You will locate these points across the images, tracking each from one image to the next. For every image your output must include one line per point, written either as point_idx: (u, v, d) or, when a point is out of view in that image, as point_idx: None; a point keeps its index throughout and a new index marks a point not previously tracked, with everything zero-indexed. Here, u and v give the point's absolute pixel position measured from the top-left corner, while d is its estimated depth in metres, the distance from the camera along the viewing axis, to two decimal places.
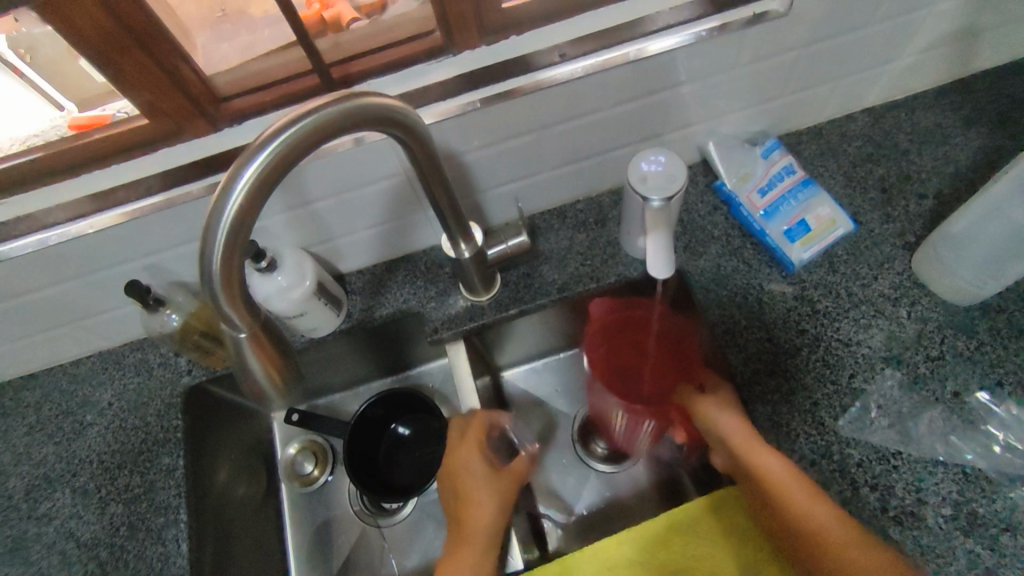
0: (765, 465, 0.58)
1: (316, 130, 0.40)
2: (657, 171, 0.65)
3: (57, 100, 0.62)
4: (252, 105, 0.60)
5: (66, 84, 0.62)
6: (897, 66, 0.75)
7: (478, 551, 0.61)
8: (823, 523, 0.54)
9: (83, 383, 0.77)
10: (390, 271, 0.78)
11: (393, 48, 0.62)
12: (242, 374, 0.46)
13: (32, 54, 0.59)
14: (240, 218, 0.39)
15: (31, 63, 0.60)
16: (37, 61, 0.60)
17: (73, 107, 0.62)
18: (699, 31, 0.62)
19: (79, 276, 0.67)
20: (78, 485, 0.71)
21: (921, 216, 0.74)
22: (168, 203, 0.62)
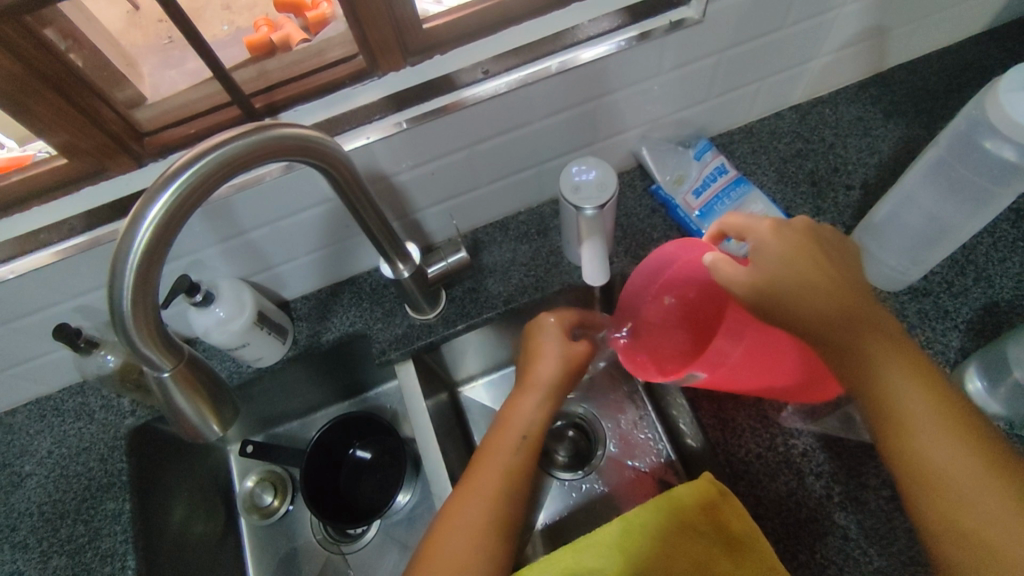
0: (859, 320, 0.48)
1: (222, 165, 0.40)
2: (588, 181, 0.66)
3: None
4: (175, 140, 0.59)
5: None
6: (816, 65, 0.78)
7: (484, 479, 0.61)
8: (893, 367, 0.46)
9: (20, 433, 0.75)
10: (335, 295, 0.78)
11: (316, 73, 0.62)
12: (175, 417, 0.45)
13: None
14: (149, 255, 0.38)
15: None
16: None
17: (11, 142, 0.61)
18: (621, 40, 0.63)
19: (5, 323, 0.65)
20: (18, 540, 0.69)
21: (850, 207, 0.76)
22: (91, 243, 0.60)
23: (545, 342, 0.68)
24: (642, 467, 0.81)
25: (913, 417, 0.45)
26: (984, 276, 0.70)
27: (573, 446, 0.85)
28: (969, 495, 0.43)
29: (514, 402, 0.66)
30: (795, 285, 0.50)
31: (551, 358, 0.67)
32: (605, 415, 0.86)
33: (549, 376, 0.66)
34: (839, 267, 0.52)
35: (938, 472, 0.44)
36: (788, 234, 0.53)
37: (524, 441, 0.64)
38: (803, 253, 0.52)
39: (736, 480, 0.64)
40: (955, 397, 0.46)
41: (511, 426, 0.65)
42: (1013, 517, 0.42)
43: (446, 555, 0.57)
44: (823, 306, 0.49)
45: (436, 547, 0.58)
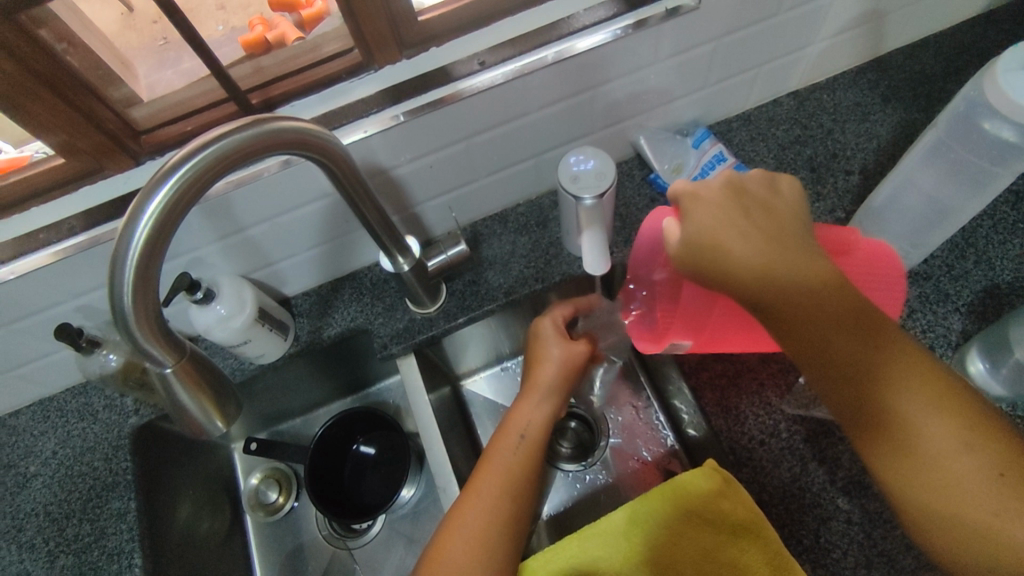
0: (795, 267, 0.48)
1: (219, 158, 0.40)
2: (587, 171, 0.66)
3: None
4: (173, 137, 0.59)
5: None
6: (814, 50, 0.78)
7: (487, 481, 0.61)
8: (824, 320, 0.46)
9: (24, 434, 0.74)
10: (336, 291, 0.78)
11: (312, 68, 0.62)
12: (178, 412, 0.45)
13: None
14: (150, 250, 0.38)
15: None
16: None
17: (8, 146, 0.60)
18: (617, 29, 0.63)
19: (6, 324, 0.65)
20: (24, 540, 0.68)
21: (849, 192, 0.77)
22: (91, 242, 0.60)
23: (549, 347, 0.69)
24: (645, 457, 0.81)
25: (850, 366, 0.45)
26: (984, 259, 0.70)
27: (576, 438, 0.84)
28: (919, 437, 0.43)
29: (520, 405, 0.67)
30: (717, 248, 0.51)
31: (553, 363, 0.68)
32: (607, 405, 0.86)
33: (552, 384, 0.67)
34: (764, 221, 0.51)
35: (888, 412, 0.44)
36: (706, 195, 0.53)
37: (520, 441, 0.64)
38: (726, 214, 0.51)
39: (739, 467, 0.65)
40: (892, 335, 0.46)
41: (511, 430, 0.65)
42: (964, 445, 0.42)
43: (450, 554, 0.57)
44: (748, 265, 0.49)
45: (440, 546, 0.58)
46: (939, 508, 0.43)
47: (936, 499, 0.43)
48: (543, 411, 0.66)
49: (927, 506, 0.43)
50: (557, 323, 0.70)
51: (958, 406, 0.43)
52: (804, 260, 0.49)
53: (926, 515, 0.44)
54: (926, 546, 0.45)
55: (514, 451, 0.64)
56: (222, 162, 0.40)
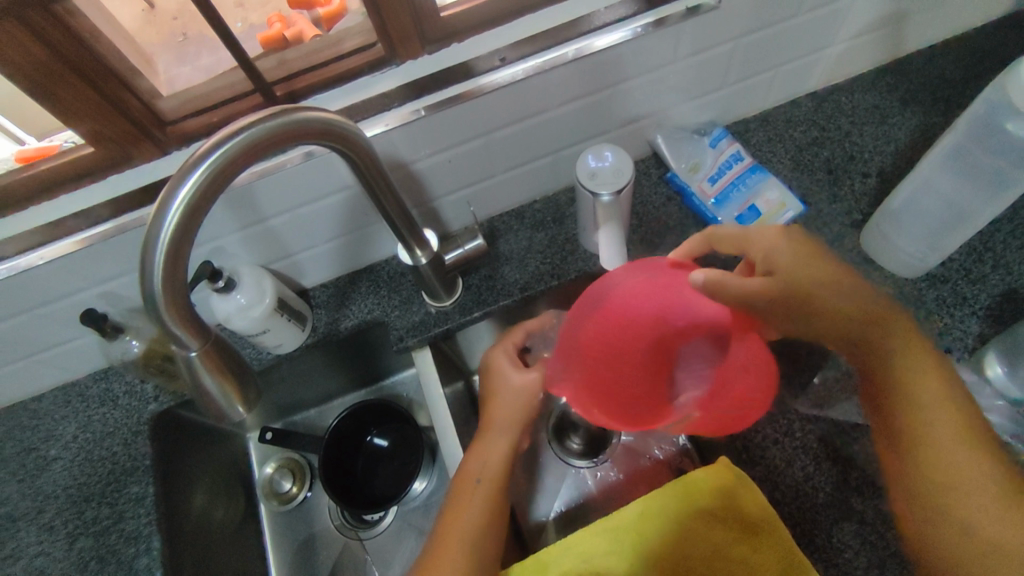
0: (860, 304, 0.56)
1: (248, 146, 0.41)
2: (604, 167, 0.66)
3: (15, 134, 0.63)
4: (199, 128, 0.60)
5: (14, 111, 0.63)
6: (833, 52, 0.78)
7: (463, 521, 0.62)
8: (869, 339, 0.55)
9: (46, 418, 0.76)
10: (353, 283, 0.79)
11: (335, 62, 0.62)
12: (202, 396, 0.46)
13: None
14: (179, 236, 0.39)
15: None
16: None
17: (32, 140, 0.64)
18: (637, 27, 0.64)
19: (33, 308, 0.66)
20: (45, 522, 0.70)
21: (866, 194, 0.76)
22: (118, 230, 0.61)
23: (506, 377, 0.69)
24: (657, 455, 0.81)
25: (891, 378, 0.54)
26: (1001, 263, 0.69)
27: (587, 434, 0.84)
28: (934, 446, 0.51)
29: (479, 443, 0.67)
30: (799, 273, 0.56)
31: (513, 394, 0.68)
32: None
33: (507, 417, 0.68)
34: (830, 264, 0.59)
35: (918, 425, 0.52)
36: (786, 235, 0.59)
37: (479, 484, 0.64)
38: (807, 252, 0.58)
39: (753, 465, 0.65)
40: (935, 366, 0.54)
41: (480, 464, 0.65)
42: (978, 460, 0.50)
43: None
44: (830, 290, 0.56)
45: None
46: (944, 507, 0.50)
47: (935, 501, 0.51)
48: (501, 445, 0.66)
49: (917, 499, 0.52)
50: (507, 350, 0.71)
51: (973, 430, 0.51)
52: (853, 296, 0.57)
53: (926, 511, 0.52)
54: (924, 551, 0.53)
55: (475, 491, 0.64)
56: (251, 151, 0.41)
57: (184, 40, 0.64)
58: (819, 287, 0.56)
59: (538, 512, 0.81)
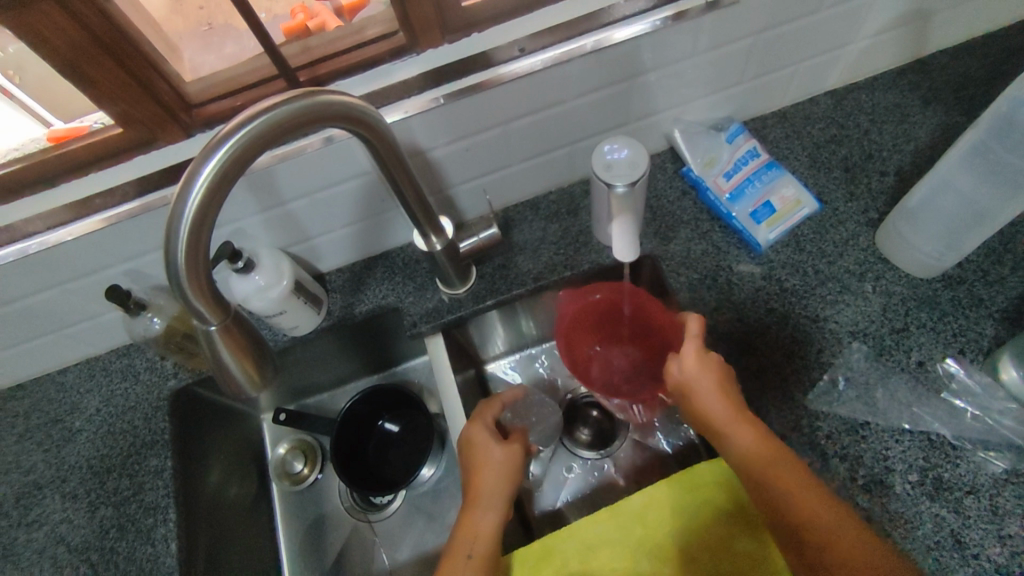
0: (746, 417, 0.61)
1: (272, 126, 0.42)
2: (620, 159, 0.67)
3: (44, 118, 0.65)
4: (224, 111, 0.62)
5: (46, 93, 0.64)
6: (854, 49, 0.77)
7: None
8: (760, 454, 0.58)
9: (70, 391, 0.78)
10: (368, 268, 0.80)
11: (357, 50, 0.64)
12: (219, 370, 0.47)
13: (20, 75, 0.63)
14: (203, 212, 0.40)
15: (18, 84, 0.63)
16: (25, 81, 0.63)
17: (59, 123, 0.65)
18: (656, 20, 0.64)
19: (61, 283, 0.68)
20: (68, 490, 0.72)
21: (883, 193, 0.76)
22: (143, 208, 0.63)
23: (490, 450, 0.65)
24: (664, 449, 0.81)
25: (764, 482, 0.56)
26: (1022, 263, 0.70)
27: (595, 428, 0.85)
28: (840, 548, 0.51)
29: (466, 516, 0.61)
30: (703, 387, 0.63)
31: (499, 465, 0.64)
32: None
33: (495, 488, 0.63)
34: (737, 402, 0.62)
35: (797, 511, 0.54)
36: (707, 359, 0.64)
37: (470, 559, 0.58)
38: (716, 378, 0.63)
39: None
40: (785, 455, 0.57)
41: (470, 537, 0.59)
42: (859, 535, 0.52)
43: None
44: (718, 412, 0.61)
45: None
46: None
47: None
48: (493, 516, 0.61)
49: None
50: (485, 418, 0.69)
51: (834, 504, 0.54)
52: (715, 397, 0.62)
53: None
54: None
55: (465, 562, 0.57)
56: (274, 133, 0.42)
57: (210, 29, 0.66)
58: (715, 402, 0.61)
59: (544, 499, 0.81)
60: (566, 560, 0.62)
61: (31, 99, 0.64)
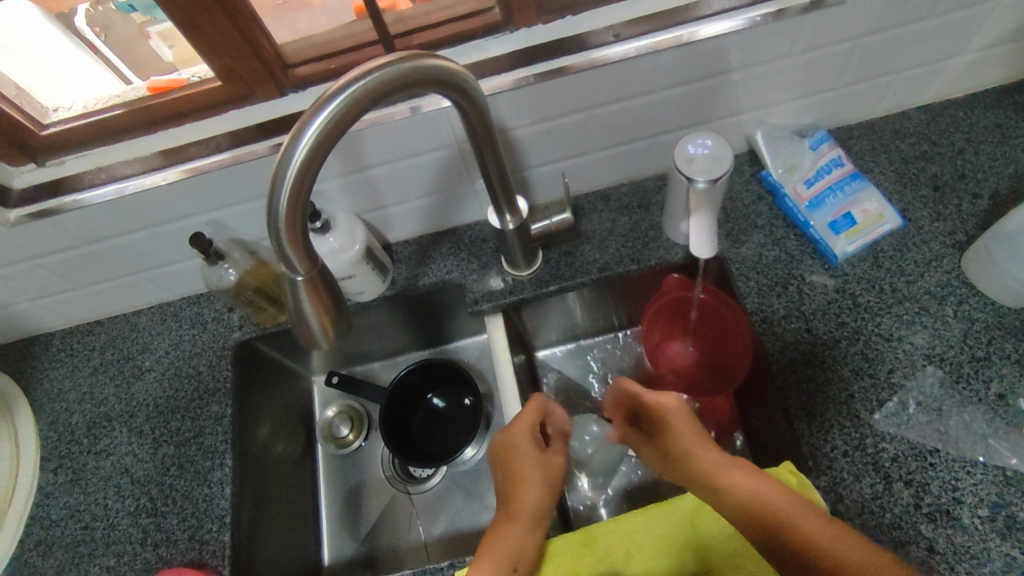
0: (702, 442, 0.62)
1: (383, 84, 0.42)
2: (703, 154, 0.66)
3: (126, 75, 0.69)
4: (318, 73, 0.63)
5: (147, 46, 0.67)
6: (958, 63, 0.74)
7: None
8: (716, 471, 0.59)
9: (143, 332, 0.81)
10: (435, 243, 0.81)
11: (450, 23, 0.64)
12: (297, 321, 0.48)
13: (107, 34, 0.69)
14: (308, 162, 0.41)
15: (104, 40, 0.69)
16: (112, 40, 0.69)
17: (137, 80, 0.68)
18: (754, 16, 0.63)
19: (148, 227, 0.71)
20: (134, 425, 0.75)
21: (974, 215, 0.73)
22: (233, 160, 0.65)
23: (528, 465, 0.65)
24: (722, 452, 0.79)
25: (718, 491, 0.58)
26: None
27: None
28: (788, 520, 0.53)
29: (503, 529, 0.61)
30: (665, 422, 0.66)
31: (538, 482, 0.64)
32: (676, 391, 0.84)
33: (540, 502, 0.63)
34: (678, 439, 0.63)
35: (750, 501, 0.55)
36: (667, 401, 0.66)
37: (514, 572, 0.58)
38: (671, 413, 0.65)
39: (818, 474, 0.62)
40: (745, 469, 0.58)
41: (511, 549, 0.59)
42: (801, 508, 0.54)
43: None
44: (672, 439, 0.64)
45: None
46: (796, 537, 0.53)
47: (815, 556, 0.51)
48: (536, 534, 0.61)
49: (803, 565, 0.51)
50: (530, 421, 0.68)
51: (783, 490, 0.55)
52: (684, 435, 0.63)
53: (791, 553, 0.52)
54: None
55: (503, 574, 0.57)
56: (383, 90, 0.42)
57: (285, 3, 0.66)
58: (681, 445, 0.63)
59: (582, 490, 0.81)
60: (609, 548, 0.61)
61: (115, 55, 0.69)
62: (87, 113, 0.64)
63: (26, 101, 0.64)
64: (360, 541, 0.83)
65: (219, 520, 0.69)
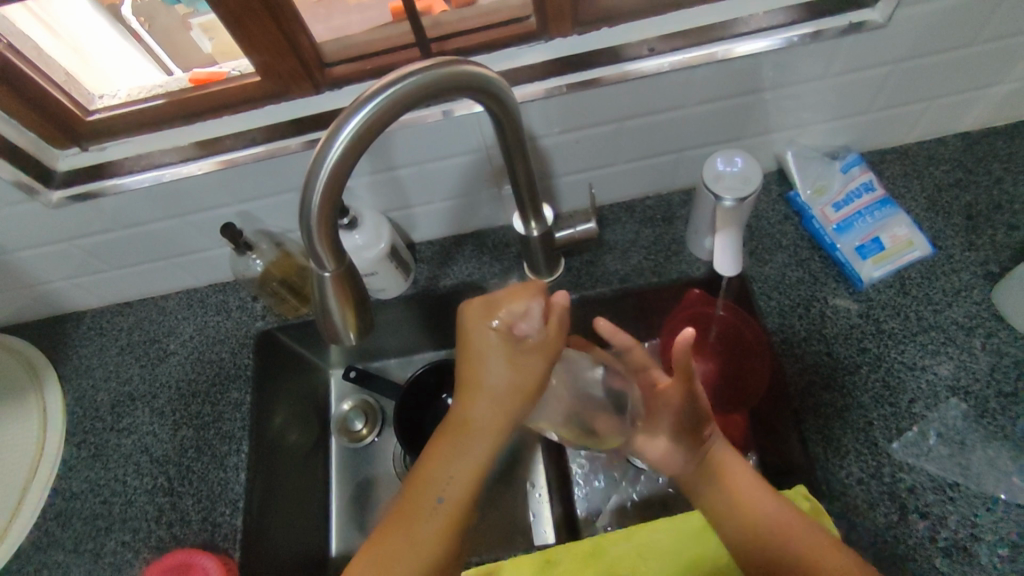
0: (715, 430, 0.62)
1: (419, 87, 0.42)
2: (731, 172, 0.66)
3: (166, 65, 0.71)
4: (355, 73, 0.65)
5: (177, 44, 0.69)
6: (998, 91, 0.73)
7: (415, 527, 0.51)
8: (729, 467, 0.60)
9: (169, 315, 0.83)
10: (458, 245, 0.81)
11: (486, 30, 0.65)
12: (323, 316, 0.49)
13: (151, 23, 0.70)
14: (343, 160, 0.42)
15: (147, 30, 0.70)
16: (154, 29, 0.70)
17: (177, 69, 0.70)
18: (792, 36, 0.62)
19: (181, 215, 0.73)
20: (156, 406, 0.77)
21: (1008, 247, 0.71)
22: (268, 154, 0.66)
23: (483, 368, 0.51)
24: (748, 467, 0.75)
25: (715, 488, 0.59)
26: None
27: None
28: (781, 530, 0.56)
29: (436, 450, 0.52)
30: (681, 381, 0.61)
31: (484, 406, 0.51)
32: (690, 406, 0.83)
33: (476, 447, 0.51)
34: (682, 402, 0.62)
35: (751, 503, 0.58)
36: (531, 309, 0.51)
37: (438, 504, 0.51)
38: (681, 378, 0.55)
39: (832, 500, 0.62)
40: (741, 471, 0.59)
41: (435, 474, 0.52)
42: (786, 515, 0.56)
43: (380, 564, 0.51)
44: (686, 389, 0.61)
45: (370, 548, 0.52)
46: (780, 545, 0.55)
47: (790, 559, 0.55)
48: (463, 464, 0.51)
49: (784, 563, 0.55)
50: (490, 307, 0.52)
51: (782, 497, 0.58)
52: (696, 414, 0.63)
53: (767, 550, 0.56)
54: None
55: (436, 516, 0.51)
56: (419, 94, 0.43)
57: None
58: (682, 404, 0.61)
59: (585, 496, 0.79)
60: (616, 559, 0.61)
61: (156, 44, 0.70)
62: (131, 101, 0.66)
63: (74, 87, 0.66)
64: (367, 535, 0.84)
65: (233, 504, 0.71)
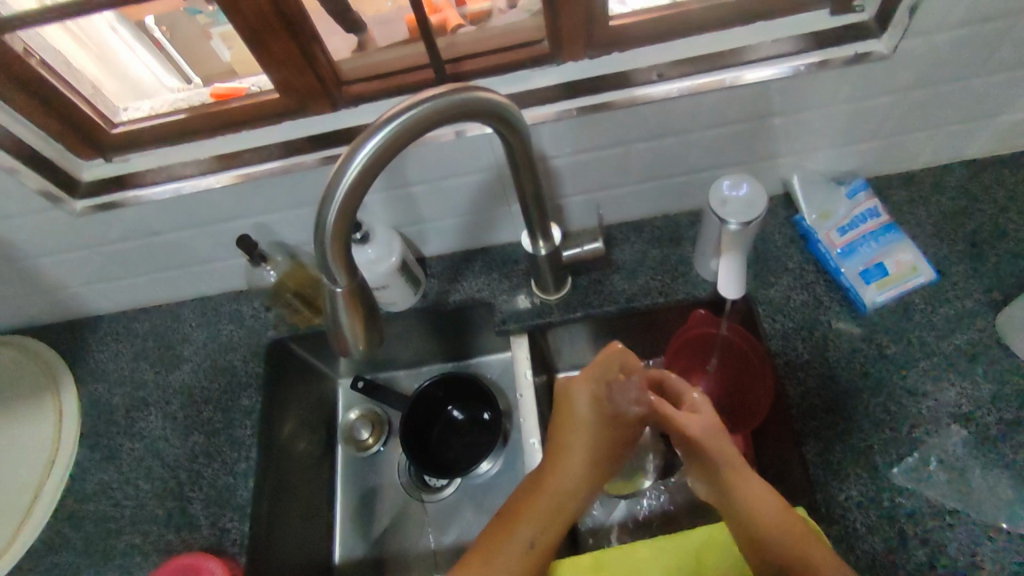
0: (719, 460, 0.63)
1: (435, 112, 0.44)
2: (737, 196, 0.67)
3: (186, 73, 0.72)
4: (371, 91, 0.67)
5: (191, 56, 0.70)
6: (1004, 121, 0.74)
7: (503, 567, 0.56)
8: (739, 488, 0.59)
9: (184, 322, 0.85)
10: (468, 260, 0.83)
11: (499, 52, 0.66)
12: (333, 328, 0.50)
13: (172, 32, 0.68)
14: (360, 178, 0.43)
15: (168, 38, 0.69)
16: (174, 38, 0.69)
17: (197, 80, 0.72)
18: (798, 65, 0.64)
19: (199, 225, 0.75)
20: (169, 412, 0.79)
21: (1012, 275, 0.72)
22: (285, 169, 0.68)
23: (572, 433, 0.61)
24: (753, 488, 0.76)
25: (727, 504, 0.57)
26: None
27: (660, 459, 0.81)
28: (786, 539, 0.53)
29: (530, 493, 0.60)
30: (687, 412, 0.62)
31: (575, 460, 0.60)
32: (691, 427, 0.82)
33: (560, 489, 0.60)
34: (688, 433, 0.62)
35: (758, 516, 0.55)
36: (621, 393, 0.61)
37: (530, 548, 0.57)
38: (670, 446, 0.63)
39: (831, 523, 0.62)
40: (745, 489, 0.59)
41: (528, 513, 0.58)
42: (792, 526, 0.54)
43: None
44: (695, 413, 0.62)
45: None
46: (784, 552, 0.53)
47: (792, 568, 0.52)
48: (552, 506, 0.59)
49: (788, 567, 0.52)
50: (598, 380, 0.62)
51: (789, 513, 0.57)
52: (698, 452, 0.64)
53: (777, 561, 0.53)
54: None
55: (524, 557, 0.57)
56: (434, 118, 0.44)
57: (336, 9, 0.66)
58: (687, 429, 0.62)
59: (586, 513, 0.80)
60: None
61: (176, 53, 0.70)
62: (154, 115, 0.69)
63: (101, 100, 0.68)
64: (371, 544, 0.85)
65: (241, 510, 0.72)
